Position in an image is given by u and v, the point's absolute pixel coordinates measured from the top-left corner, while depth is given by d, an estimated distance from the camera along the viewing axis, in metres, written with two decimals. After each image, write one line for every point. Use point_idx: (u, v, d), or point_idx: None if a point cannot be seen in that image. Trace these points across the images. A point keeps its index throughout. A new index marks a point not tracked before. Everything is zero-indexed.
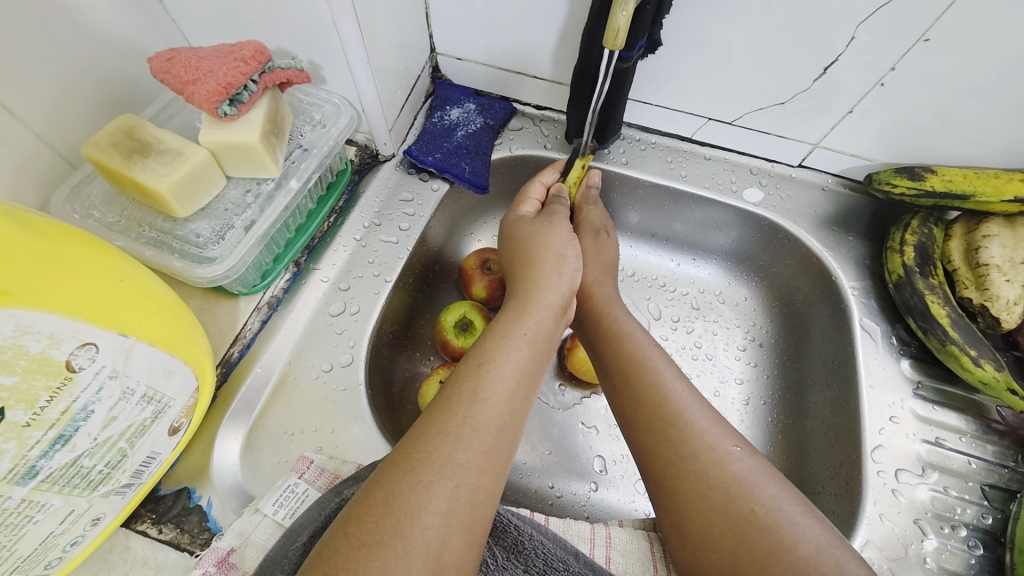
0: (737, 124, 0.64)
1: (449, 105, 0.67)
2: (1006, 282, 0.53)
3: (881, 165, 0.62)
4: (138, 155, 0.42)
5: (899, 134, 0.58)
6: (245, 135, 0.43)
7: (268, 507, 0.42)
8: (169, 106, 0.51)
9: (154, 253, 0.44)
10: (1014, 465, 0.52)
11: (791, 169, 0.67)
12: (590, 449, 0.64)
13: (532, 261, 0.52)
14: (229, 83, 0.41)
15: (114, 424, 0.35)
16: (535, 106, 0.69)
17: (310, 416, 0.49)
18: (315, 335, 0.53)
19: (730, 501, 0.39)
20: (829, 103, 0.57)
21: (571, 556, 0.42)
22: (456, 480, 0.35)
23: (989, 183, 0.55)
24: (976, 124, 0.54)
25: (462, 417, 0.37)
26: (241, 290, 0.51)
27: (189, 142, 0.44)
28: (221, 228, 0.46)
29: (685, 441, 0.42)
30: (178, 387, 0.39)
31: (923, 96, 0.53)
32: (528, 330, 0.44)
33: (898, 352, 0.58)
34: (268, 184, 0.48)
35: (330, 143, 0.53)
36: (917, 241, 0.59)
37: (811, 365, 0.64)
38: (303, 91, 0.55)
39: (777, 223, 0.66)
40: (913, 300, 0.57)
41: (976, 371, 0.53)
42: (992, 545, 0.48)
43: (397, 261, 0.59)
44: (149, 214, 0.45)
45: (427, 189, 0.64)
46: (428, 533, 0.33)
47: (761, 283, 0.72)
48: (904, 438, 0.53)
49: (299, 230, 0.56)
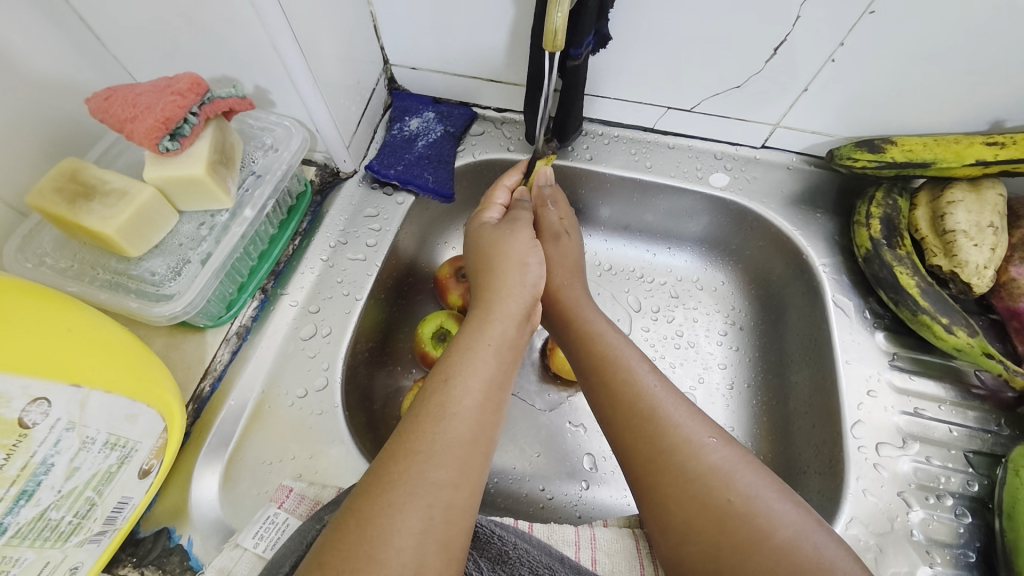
0: (696, 110, 0.64)
1: (409, 116, 0.67)
2: (974, 247, 0.54)
3: (842, 140, 0.62)
4: (83, 199, 0.42)
5: (856, 108, 0.58)
6: (190, 168, 0.42)
7: (248, 540, 0.42)
8: (118, 144, 0.51)
9: (109, 295, 0.43)
10: (996, 429, 0.52)
11: (754, 151, 0.68)
12: (578, 448, 0.64)
13: (495, 269, 0.51)
14: (168, 118, 0.41)
15: (78, 474, 0.34)
16: (495, 109, 0.69)
17: (289, 443, 0.49)
18: (288, 361, 0.52)
19: (709, 492, 0.39)
20: (783, 82, 0.57)
21: (556, 561, 0.42)
22: (429, 498, 0.35)
23: (949, 149, 0.56)
24: (930, 92, 0.54)
25: (432, 434, 0.37)
26: (207, 323, 0.51)
27: (134, 181, 0.43)
28: (177, 264, 0.45)
29: (662, 435, 0.42)
30: (144, 430, 0.39)
31: (874, 68, 0.53)
32: (493, 341, 0.44)
33: (872, 325, 0.58)
34: (222, 215, 0.47)
35: (284, 167, 0.52)
36: (883, 213, 0.59)
37: (790, 345, 0.64)
38: (253, 116, 0.54)
39: (745, 207, 0.67)
40: (882, 273, 0.57)
41: (949, 338, 0.53)
42: (979, 511, 0.49)
43: (367, 278, 0.58)
44: (102, 256, 0.45)
45: (392, 203, 0.63)
46: (404, 555, 0.32)
47: (736, 267, 0.72)
48: (883, 411, 0.53)
49: (262, 257, 0.55)
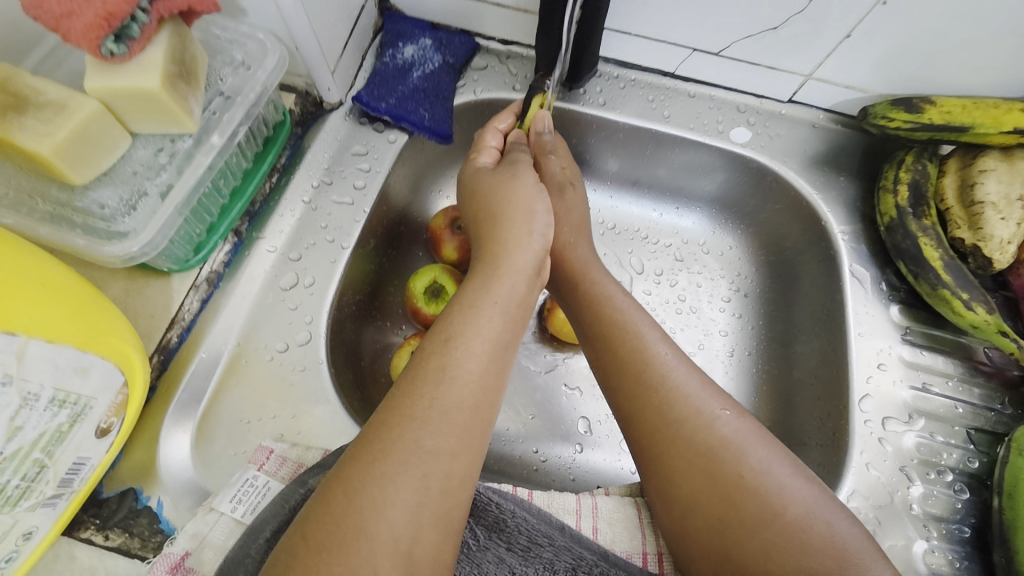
0: (723, 55, 0.57)
1: (403, 41, 0.59)
2: (1000, 221, 0.50)
3: (876, 97, 0.57)
4: (12, 111, 0.34)
5: (900, 63, 0.52)
6: (142, 79, 0.35)
7: (225, 504, 0.39)
8: (57, 51, 0.43)
9: (50, 230, 0.37)
10: (999, 407, 0.52)
11: (780, 105, 0.62)
12: (574, 411, 0.62)
13: (499, 219, 0.46)
14: (110, 13, 0.33)
15: (21, 434, 0.30)
16: (500, 40, 0.61)
17: (268, 401, 0.45)
18: (266, 312, 0.47)
19: (718, 466, 0.36)
20: (825, 27, 0.51)
21: (555, 530, 0.40)
22: (424, 469, 0.31)
23: (987, 114, 0.51)
24: (985, 47, 0.49)
25: (429, 400, 0.33)
26: (172, 267, 0.45)
27: (74, 93, 0.36)
28: (132, 196, 0.39)
29: (671, 405, 0.39)
30: (99, 385, 0.34)
31: (930, 15, 0.47)
32: (499, 299, 0.40)
33: (887, 298, 0.56)
34: (185, 140, 0.41)
35: (257, 88, 0.44)
36: (912, 179, 0.55)
37: (798, 315, 0.62)
38: (218, 25, 0.46)
39: (765, 165, 0.62)
40: (904, 243, 0.54)
41: (967, 314, 0.51)
42: (977, 488, 0.49)
43: (354, 224, 0.52)
44: (41, 183, 0.38)
45: (383, 141, 0.56)
46: (396, 529, 0.30)
47: (748, 231, 0.68)
48: (891, 385, 0.52)
49: (235, 194, 0.49)
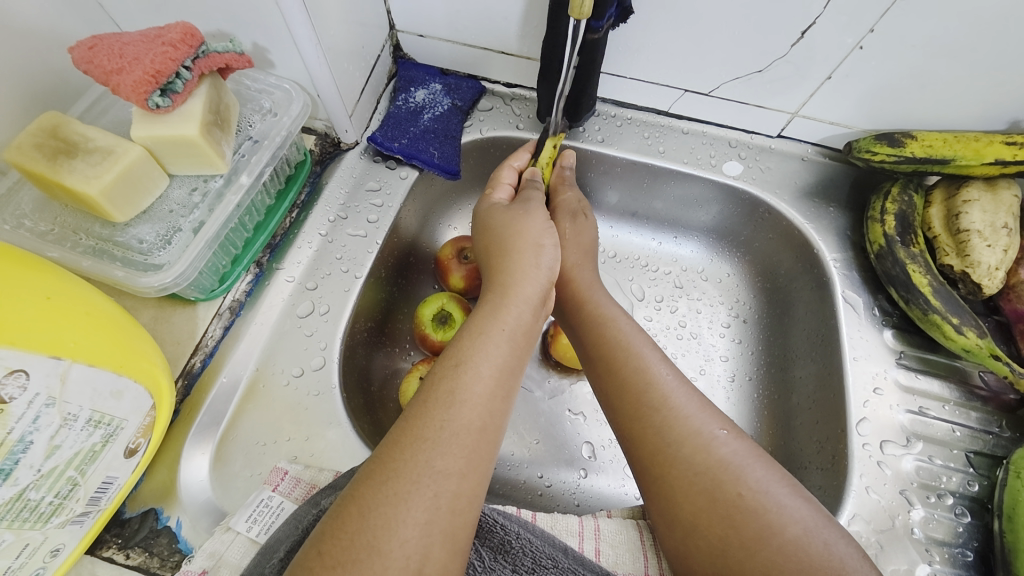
0: (713, 95, 0.61)
1: (414, 86, 0.64)
2: (987, 247, 0.52)
3: (860, 132, 0.60)
4: (64, 156, 0.38)
5: (879, 101, 0.56)
6: (183, 128, 0.39)
7: (241, 524, 0.40)
8: (103, 99, 0.47)
9: (92, 262, 0.40)
10: (997, 430, 0.52)
11: (769, 140, 0.65)
12: (577, 436, 0.63)
13: (508, 252, 0.49)
14: (158, 71, 0.37)
15: (59, 453, 0.32)
16: (505, 83, 0.66)
17: (283, 424, 0.47)
18: (283, 339, 0.50)
19: (717, 486, 0.37)
20: (807, 69, 0.54)
21: (559, 552, 0.41)
22: (435, 488, 0.33)
23: (969, 146, 0.54)
24: (958, 88, 0.52)
25: (440, 421, 0.35)
26: (199, 296, 0.49)
27: (120, 139, 0.40)
28: (167, 231, 0.42)
29: (670, 427, 0.40)
30: (130, 407, 0.36)
31: (903, 59, 0.51)
32: (506, 326, 0.42)
33: (880, 323, 0.58)
34: (216, 180, 0.44)
35: (283, 133, 0.49)
36: (898, 209, 0.58)
37: (794, 340, 0.63)
38: (249, 77, 0.50)
39: (757, 197, 0.65)
40: (894, 270, 0.56)
41: (959, 338, 0.52)
42: (978, 512, 0.49)
43: (367, 255, 0.56)
44: (85, 220, 0.41)
45: (395, 177, 0.60)
46: (407, 547, 0.31)
47: (744, 259, 0.71)
48: (888, 410, 0.53)
49: (258, 228, 0.53)
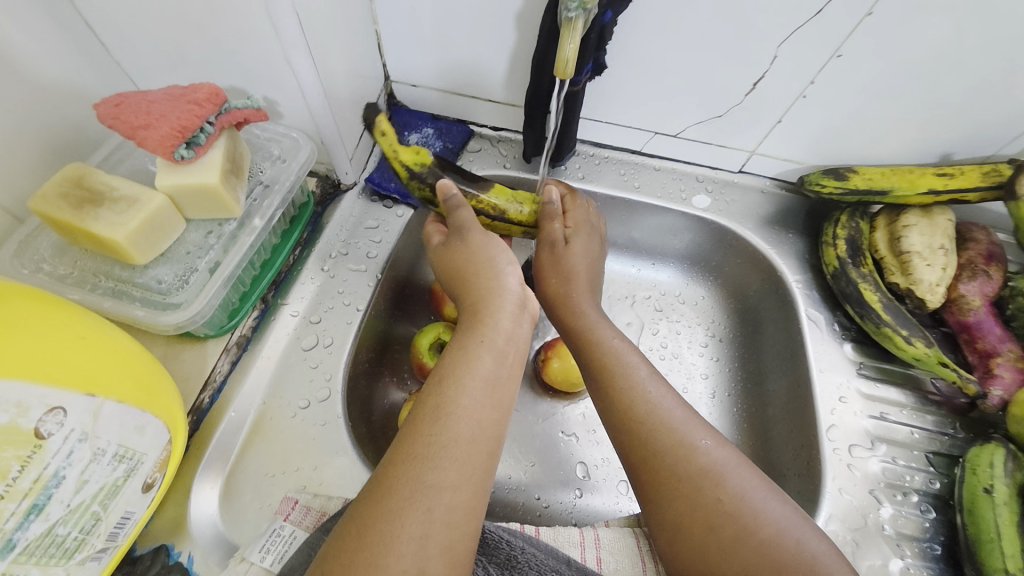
0: (681, 136, 0.68)
1: (408, 131, 0.69)
2: (927, 266, 0.59)
3: (810, 168, 0.68)
4: (90, 205, 0.40)
5: (823, 140, 0.63)
6: (205, 177, 0.42)
7: (255, 555, 0.41)
8: (118, 150, 0.50)
9: (113, 303, 0.42)
10: (952, 431, 0.58)
11: (732, 175, 0.72)
12: (571, 457, 0.66)
13: (470, 271, 0.50)
14: (184, 127, 0.40)
15: (87, 487, 0.33)
16: (491, 127, 0.71)
17: (291, 455, 0.48)
18: (289, 372, 0.52)
19: (700, 492, 0.41)
20: (760, 113, 0.62)
21: (562, 564, 0.43)
22: (429, 503, 0.35)
23: (904, 178, 0.61)
24: (886, 130, 0.61)
25: (429, 437, 0.38)
26: (209, 333, 0.50)
27: (143, 188, 0.42)
28: (184, 272, 0.44)
29: (657, 437, 0.44)
30: (151, 442, 0.37)
31: (839, 105, 0.59)
32: (487, 339, 0.44)
33: (840, 337, 0.64)
34: (230, 224, 0.47)
35: (292, 178, 0.52)
36: (847, 234, 0.65)
37: (766, 355, 0.68)
38: (259, 126, 0.54)
39: (724, 227, 0.71)
40: (848, 289, 0.62)
41: (909, 348, 0.58)
42: (942, 508, 0.54)
43: (367, 289, 0.59)
44: (104, 263, 0.43)
45: (393, 215, 0.64)
46: (404, 561, 0.33)
47: (716, 283, 0.77)
48: (853, 416, 0.58)
49: (265, 265, 0.55)
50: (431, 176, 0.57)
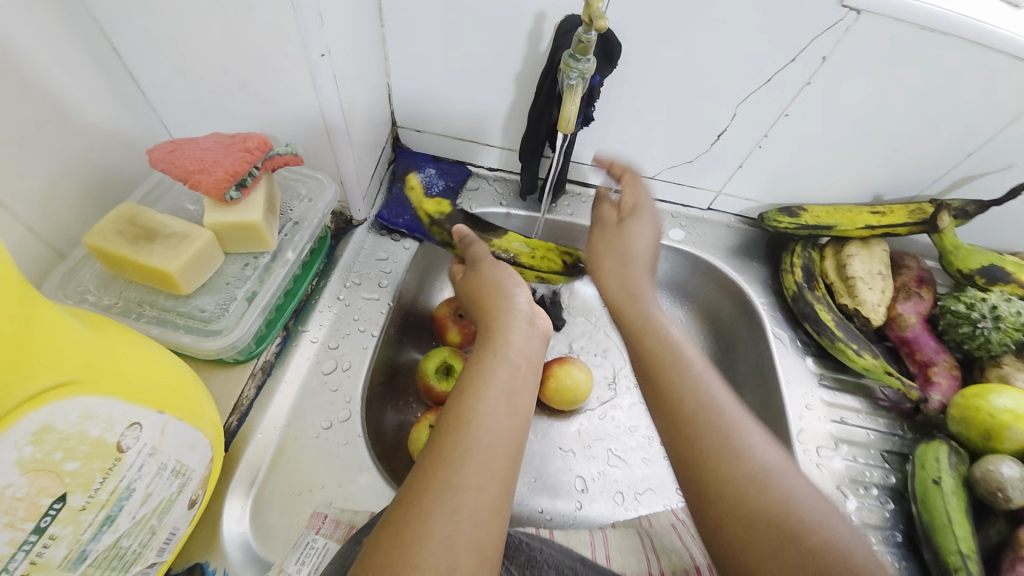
0: (657, 178, 0.77)
1: (412, 170, 0.75)
2: (869, 289, 0.69)
3: (767, 205, 0.78)
4: (143, 240, 0.44)
5: (776, 182, 0.74)
6: (249, 215, 0.47)
7: (292, 565, 0.44)
8: (155, 188, 0.54)
9: (160, 330, 0.46)
10: (901, 432, 0.67)
11: (702, 211, 0.82)
12: (570, 471, 0.70)
13: (486, 296, 0.56)
14: (236, 171, 0.45)
15: (150, 500, 0.35)
16: (487, 167, 0.79)
17: (316, 473, 0.51)
18: (310, 395, 0.55)
19: (761, 493, 0.39)
20: (724, 159, 0.72)
21: (577, 562, 0.47)
22: (456, 505, 0.39)
23: (845, 216, 0.72)
24: (826, 174, 0.72)
25: (453, 443, 0.42)
26: (238, 357, 0.53)
27: (192, 225, 0.46)
28: (224, 301, 0.48)
29: (713, 433, 0.42)
30: (199, 459, 0.40)
31: (787, 154, 0.70)
32: (504, 354, 0.48)
33: (802, 352, 0.73)
34: (265, 256, 0.51)
35: (318, 216, 0.57)
36: (802, 263, 0.75)
37: (740, 371, 0.76)
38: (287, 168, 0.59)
39: (698, 257, 0.80)
40: (806, 309, 0.71)
41: (860, 360, 0.67)
42: (899, 499, 0.62)
43: (380, 316, 0.63)
44: (150, 294, 0.47)
45: (400, 249, 0.70)
46: (434, 558, 0.36)
47: (692, 309, 0.84)
48: (818, 421, 0.66)
49: (289, 294, 0.59)
50: (449, 221, 0.65)
